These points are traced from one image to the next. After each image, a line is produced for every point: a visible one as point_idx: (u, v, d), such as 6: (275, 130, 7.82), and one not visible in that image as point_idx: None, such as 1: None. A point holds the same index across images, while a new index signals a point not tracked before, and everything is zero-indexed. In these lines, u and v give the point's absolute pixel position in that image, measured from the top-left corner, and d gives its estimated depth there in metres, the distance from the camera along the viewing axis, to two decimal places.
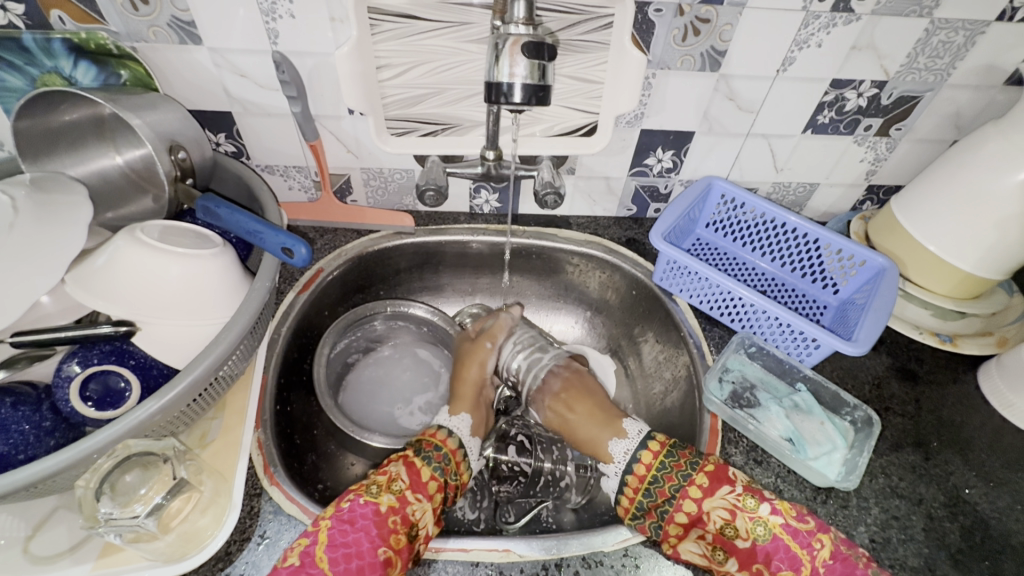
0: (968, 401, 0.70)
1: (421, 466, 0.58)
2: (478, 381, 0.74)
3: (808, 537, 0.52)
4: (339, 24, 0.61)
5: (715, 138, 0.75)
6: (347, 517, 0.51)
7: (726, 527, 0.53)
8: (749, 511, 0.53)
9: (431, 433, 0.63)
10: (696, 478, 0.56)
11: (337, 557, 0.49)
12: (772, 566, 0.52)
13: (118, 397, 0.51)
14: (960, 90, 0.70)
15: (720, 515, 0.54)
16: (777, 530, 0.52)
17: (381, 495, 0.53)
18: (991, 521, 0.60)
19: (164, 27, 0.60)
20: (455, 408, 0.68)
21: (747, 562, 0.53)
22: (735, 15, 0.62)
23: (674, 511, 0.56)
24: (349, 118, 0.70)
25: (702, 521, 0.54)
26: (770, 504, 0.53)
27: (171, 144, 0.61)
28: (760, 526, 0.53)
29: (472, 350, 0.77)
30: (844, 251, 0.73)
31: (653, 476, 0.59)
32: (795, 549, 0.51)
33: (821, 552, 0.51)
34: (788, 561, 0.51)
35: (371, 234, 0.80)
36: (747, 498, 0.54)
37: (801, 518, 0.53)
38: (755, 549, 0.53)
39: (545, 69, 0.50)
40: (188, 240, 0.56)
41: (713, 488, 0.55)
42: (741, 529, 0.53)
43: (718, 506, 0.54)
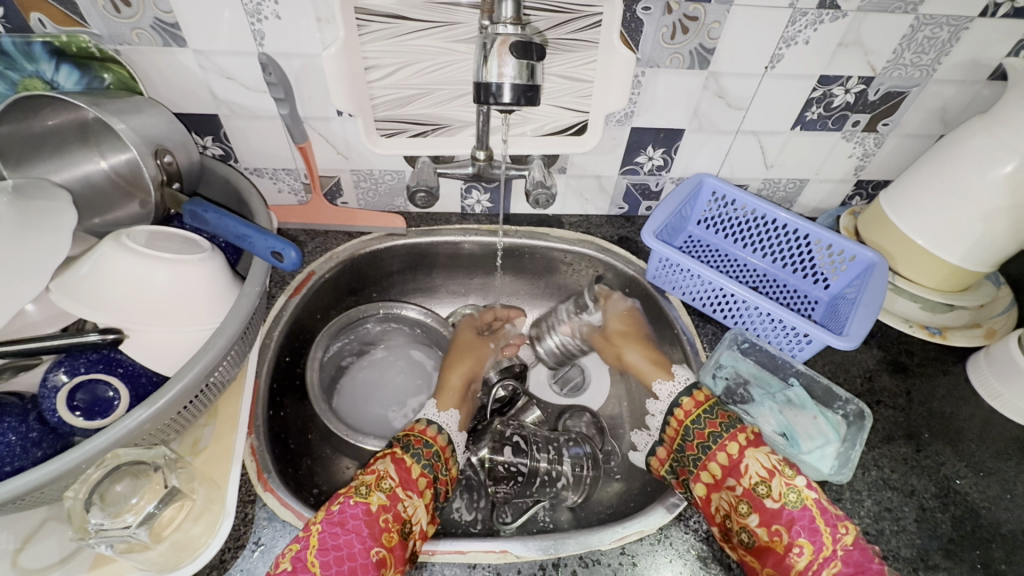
0: (958, 392, 0.71)
1: (411, 463, 0.58)
2: (462, 382, 0.74)
3: (835, 519, 0.52)
4: (325, 25, 0.60)
5: (705, 136, 0.76)
6: (337, 520, 0.51)
7: (761, 482, 0.54)
8: (788, 476, 0.54)
9: (420, 428, 0.63)
10: (744, 433, 0.58)
11: (329, 560, 0.48)
12: (793, 531, 0.52)
13: (106, 406, 0.51)
14: (945, 85, 0.70)
15: (760, 469, 0.55)
16: (809, 502, 0.53)
17: (371, 495, 0.53)
18: (981, 511, 0.61)
19: (148, 29, 0.60)
20: (441, 403, 0.69)
21: (769, 522, 0.53)
22: (723, 13, 0.62)
23: (716, 451, 0.57)
24: (338, 120, 0.70)
25: (739, 470, 0.55)
26: (807, 479, 0.54)
27: (156, 148, 0.60)
28: (793, 493, 0.53)
29: (475, 348, 0.80)
30: (835, 246, 0.74)
31: (699, 414, 0.61)
32: (820, 524, 0.52)
33: (845, 537, 0.51)
34: (808, 531, 0.52)
35: (362, 237, 0.80)
36: (788, 465, 0.55)
37: (831, 503, 0.54)
38: (782, 511, 0.53)
39: (535, 69, 0.49)
40: (176, 245, 0.56)
41: (757, 444, 0.57)
42: (774, 490, 0.54)
43: (760, 462, 0.55)
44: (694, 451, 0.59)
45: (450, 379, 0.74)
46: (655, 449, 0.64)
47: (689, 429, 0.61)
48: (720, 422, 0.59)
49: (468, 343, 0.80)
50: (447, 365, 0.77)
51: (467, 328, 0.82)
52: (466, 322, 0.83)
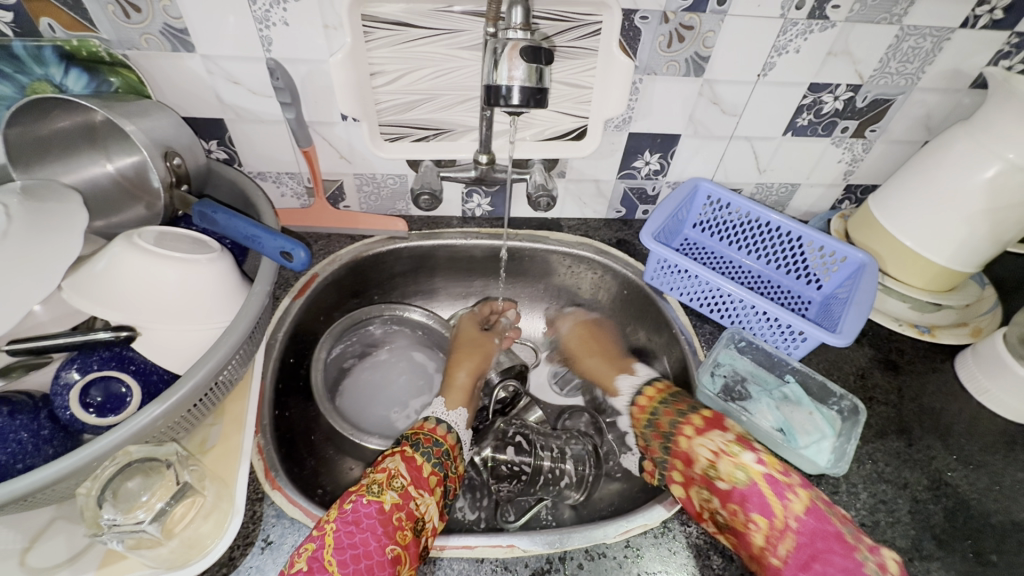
0: (946, 388, 0.73)
1: (422, 462, 0.59)
2: (471, 378, 0.76)
3: (785, 488, 0.55)
4: (332, 32, 0.62)
5: (700, 141, 0.78)
6: (351, 519, 0.51)
7: (709, 466, 0.59)
8: (733, 455, 0.58)
9: (430, 428, 0.65)
10: (693, 426, 0.63)
11: (346, 559, 0.49)
12: (744, 507, 0.55)
13: (118, 402, 0.51)
14: (928, 93, 0.73)
15: (707, 452, 0.60)
16: (756, 477, 0.56)
17: (383, 494, 0.54)
18: (972, 502, 0.63)
19: (157, 35, 0.61)
20: (449, 402, 0.71)
21: (725, 503, 0.57)
22: (717, 23, 0.64)
23: (674, 448, 0.63)
24: (342, 125, 0.71)
25: (692, 460, 0.61)
26: (754, 454, 0.57)
27: (166, 150, 0.61)
28: (741, 471, 0.57)
29: (480, 344, 0.82)
30: (826, 248, 0.76)
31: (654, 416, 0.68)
32: (768, 496, 0.55)
33: (794, 504, 0.54)
34: (759, 506, 0.55)
35: (365, 239, 0.81)
36: (734, 444, 0.59)
37: (784, 473, 0.56)
38: (733, 490, 0.56)
39: (543, 73, 0.51)
40: (186, 245, 0.56)
41: (706, 431, 0.61)
42: (722, 471, 0.58)
43: (707, 448, 0.60)
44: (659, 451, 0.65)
45: (457, 376, 0.76)
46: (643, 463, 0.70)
47: (650, 432, 0.67)
48: (672, 420, 0.66)
49: (472, 338, 0.82)
50: (453, 361, 0.79)
51: (470, 324, 0.84)
52: (468, 316, 0.85)
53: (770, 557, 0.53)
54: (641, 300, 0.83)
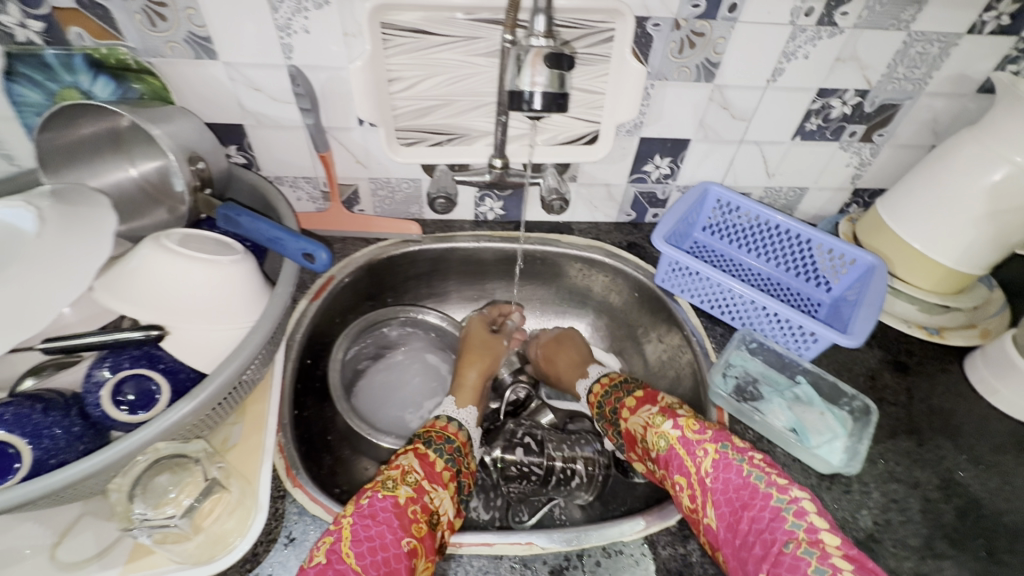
0: (956, 389, 0.74)
1: (435, 458, 0.60)
2: (480, 379, 0.77)
3: (696, 446, 0.58)
4: (352, 39, 0.63)
5: (710, 145, 0.79)
6: (367, 512, 0.52)
7: (642, 439, 0.63)
8: (656, 426, 0.62)
9: (442, 425, 0.66)
10: (633, 403, 0.68)
11: (362, 551, 0.49)
12: (670, 473, 0.59)
13: (149, 399, 0.52)
14: (936, 98, 0.75)
15: (638, 426, 0.64)
16: (674, 442, 0.59)
17: (398, 488, 0.55)
18: (984, 501, 0.64)
19: (181, 43, 0.62)
20: (460, 401, 0.72)
21: (661, 471, 0.60)
22: (728, 29, 0.66)
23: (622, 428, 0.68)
24: (359, 130, 0.73)
25: (634, 436, 0.65)
26: (673, 420, 0.61)
27: (191, 155, 0.62)
28: (662, 438, 0.61)
29: (490, 346, 0.82)
30: (836, 250, 0.77)
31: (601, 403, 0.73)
32: (683, 456, 0.58)
33: (703, 460, 0.56)
34: (679, 467, 0.58)
35: (379, 242, 0.82)
36: (657, 415, 0.63)
37: (698, 432, 0.59)
38: (661, 458, 0.60)
39: (565, 79, 0.53)
40: (210, 246, 0.58)
41: (638, 409, 0.66)
42: (650, 442, 0.62)
43: (639, 422, 0.65)
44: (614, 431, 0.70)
45: (467, 376, 0.76)
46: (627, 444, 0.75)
47: (603, 418, 0.73)
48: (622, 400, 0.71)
49: (479, 339, 0.82)
50: (464, 362, 0.79)
51: (479, 326, 0.84)
52: (476, 317, 0.86)
53: (702, 518, 0.55)
54: (652, 302, 0.83)
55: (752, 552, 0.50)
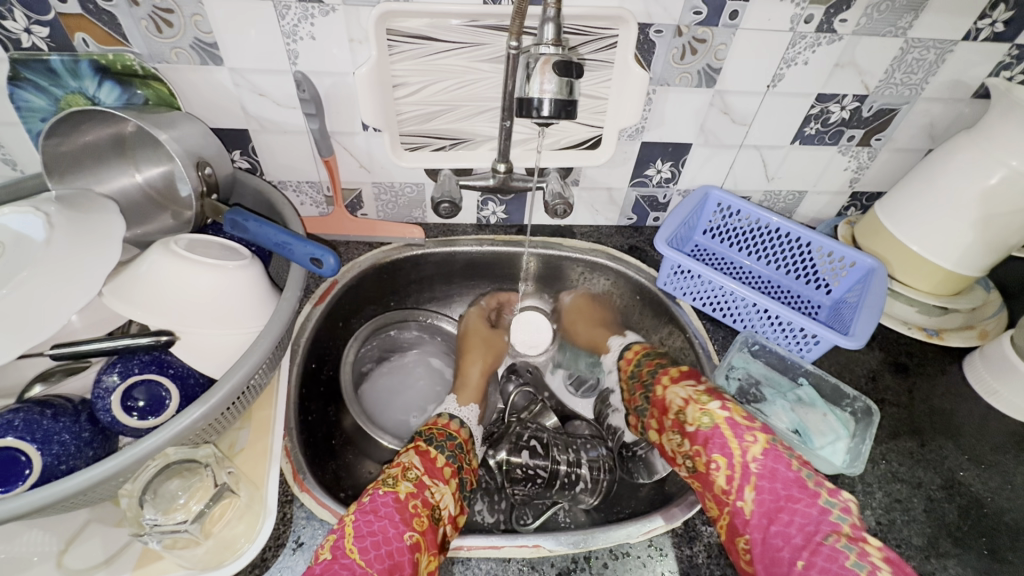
0: (956, 390, 0.75)
1: (436, 454, 0.64)
2: (483, 376, 0.86)
3: (745, 430, 0.61)
4: (357, 45, 0.64)
5: (711, 150, 0.80)
6: (369, 509, 0.53)
7: (681, 412, 0.66)
8: (701, 403, 0.65)
9: (444, 423, 0.70)
10: (674, 377, 0.70)
11: (365, 546, 0.50)
12: (709, 449, 0.61)
13: (158, 405, 0.52)
14: (932, 103, 0.76)
15: (678, 399, 0.67)
16: (720, 421, 0.63)
17: (398, 485, 0.57)
18: (986, 500, 0.64)
19: (187, 49, 0.63)
20: (461, 400, 0.82)
21: (693, 446, 0.63)
22: (729, 36, 0.67)
23: (655, 399, 0.70)
24: (363, 135, 0.73)
25: (669, 409, 0.68)
26: (721, 402, 0.64)
27: (198, 160, 0.63)
28: (707, 416, 0.63)
29: (490, 341, 0.89)
30: (836, 253, 0.78)
31: (636, 369, 0.77)
32: (728, 437, 0.61)
33: (752, 446, 0.60)
34: (720, 446, 0.61)
35: (383, 247, 0.82)
36: (703, 393, 0.65)
37: (746, 419, 0.63)
38: (699, 433, 0.63)
39: (574, 86, 0.53)
40: (216, 252, 0.58)
41: (680, 382, 0.69)
42: (690, 416, 0.64)
43: (680, 395, 0.67)
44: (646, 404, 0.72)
45: (470, 376, 0.86)
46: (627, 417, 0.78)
47: (635, 385, 0.76)
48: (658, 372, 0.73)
49: (482, 334, 0.89)
50: (464, 357, 0.88)
51: (478, 321, 0.90)
52: (476, 309, 0.90)
53: (732, 500, 0.58)
54: (654, 305, 0.84)
55: (791, 541, 0.53)
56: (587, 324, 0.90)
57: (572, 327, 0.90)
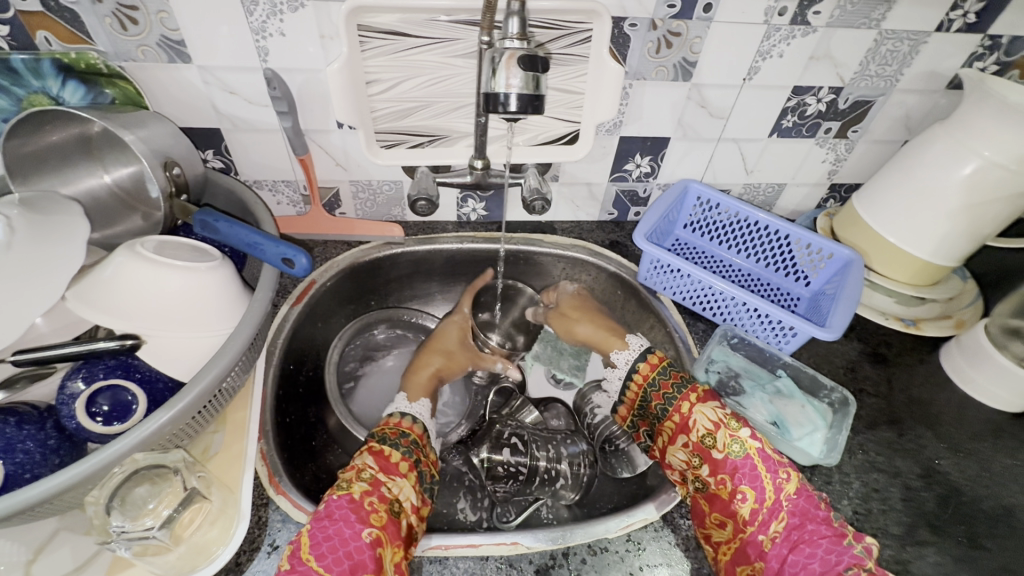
0: (934, 379, 0.75)
1: (390, 451, 0.60)
2: (434, 376, 0.78)
3: (775, 465, 0.58)
4: (328, 41, 0.63)
5: (689, 143, 0.80)
6: (324, 514, 0.52)
7: (707, 435, 0.60)
8: (732, 428, 0.60)
9: (396, 421, 0.64)
10: (697, 394, 0.64)
11: (323, 552, 0.49)
12: (737, 479, 0.58)
13: (124, 411, 0.51)
14: (908, 94, 0.76)
15: (706, 423, 0.61)
16: (751, 451, 0.58)
17: (352, 486, 0.55)
18: (962, 488, 0.65)
19: (154, 46, 0.61)
20: (411, 395, 0.73)
21: (716, 471, 0.59)
22: (704, 29, 0.66)
23: (672, 413, 0.64)
24: (338, 132, 0.72)
25: (688, 427, 0.62)
26: (751, 430, 0.60)
27: (166, 160, 0.62)
28: (737, 443, 0.59)
29: (455, 349, 0.82)
30: (814, 245, 0.78)
31: (655, 376, 0.68)
32: (760, 471, 0.57)
33: (785, 483, 0.57)
34: (749, 477, 0.57)
35: (361, 246, 0.81)
36: (733, 418, 0.61)
37: (776, 453, 0.59)
38: (726, 460, 0.59)
39: (540, 80, 0.53)
40: (185, 254, 0.57)
41: (707, 402, 0.63)
42: (719, 442, 0.60)
43: (707, 417, 0.61)
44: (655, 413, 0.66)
45: (417, 374, 0.77)
46: (617, 407, 0.74)
47: (649, 391, 0.68)
48: (675, 383, 0.66)
49: (446, 342, 0.82)
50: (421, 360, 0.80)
51: (455, 328, 0.83)
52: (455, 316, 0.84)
53: (753, 530, 0.56)
54: (636, 300, 0.84)
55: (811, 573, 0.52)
56: (591, 321, 0.81)
57: (576, 321, 0.82)
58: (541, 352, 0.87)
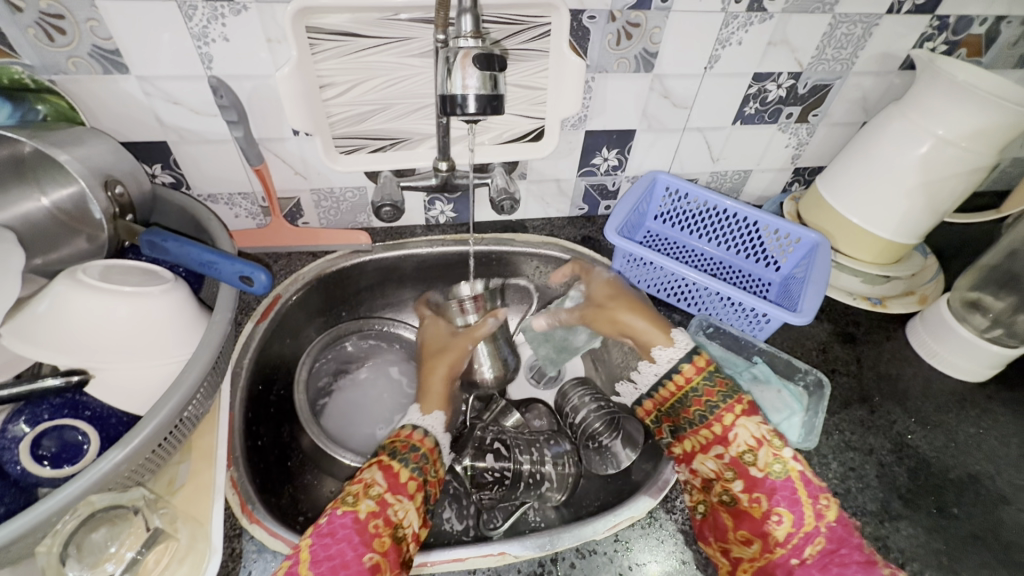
0: (901, 355, 0.77)
1: (399, 468, 0.56)
2: (446, 381, 0.71)
3: (818, 491, 0.52)
4: (275, 45, 0.60)
5: (655, 135, 0.80)
6: (326, 531, 0.50)
7: (748, 451, 0.54)
8: (776, 447, 0.54)
9: (407, 433, 0.61)
10: (740, 403, 0.57)
11: (322, 570, 0.47)
12: (774, 500, 0.52)
13: (74, 451, 0.48)
14: (864, 76, 0.77)
15: (746, 438, 0.55)
16: (793, 473, 0.53)
17: (358, 503, 0.52)
18: (932, 460, 0.67)
19: (86, 57, 0.57)
20: (425, 407, 0.67)
21: (750, 489, 0.53)
22: (662, 19, 0.66)
23: (711, 421, 0.57)
24: (294, 139, 0.69)
25: (728, 439, 0.56)
26: (795, 451, 0.54)
27: (106, 179, 0.58)
28: (779, 464, 0.53)
29: (448, 344, 0.76)
30: (781, 230, 0.79)
31: (699, 380, 0.60)
32: (801, 495, 0.52)
33: (826, 511, 0.51)
34: (789, 501, 0.52)
35: (327, 256, 0.79)
36: (777, 436, 0.55)
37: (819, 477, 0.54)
38: (766, 480, 0.53)
39: (497, 80, 0.51)
40: (135, 278, 0.54)
41: (750, 414, 0.56)
42: (760, 460, 0.54)
43: (749, 431, 0.55)
44: (689, 416, 0.59)
45: (430, 384, 0.70)
46: (642, 401, 0.65)
47: (688, 394, 0.60)
48: (718, 389, 0.59)
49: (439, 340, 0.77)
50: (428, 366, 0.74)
51: (435, 328, 0.79)
52: (432, 319, 0.80)
53: (784, 555, 0.51)
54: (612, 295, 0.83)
55: None
56: (632, 308, 0.72)
57: (617, 310, 0.73)
58: (531, 333, 0.83)
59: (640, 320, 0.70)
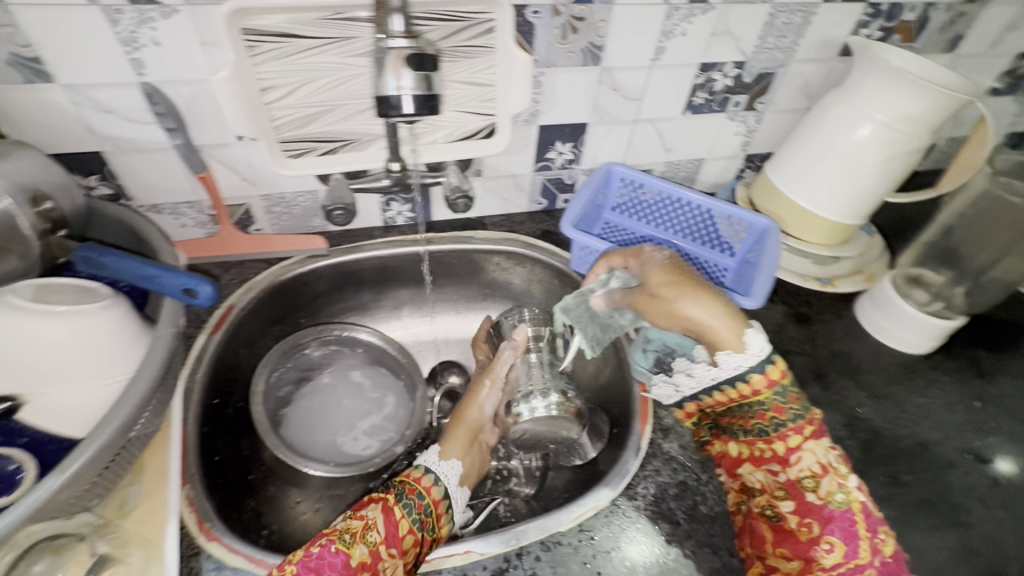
0: (851, 332, 0.80)
1: (401, 517, 0.55)
2: (473, 431, 0.67)
3: (877, 524, 0.55)
4: (211, 49, 0.58)
5: (607, 127, 0.80)
6: (314, 565, 0.50)
7: (810, 477, 0.56)
8: (841, 477, 0.55)
9: (416, 477, 0.60)
10: (810, 425, 0.57)
11: None
12: (827, 528, 0.55)
13: (8, 483, 0.46)
14: (806, 64, 0.79)
15: (810, 467, 0.56)
16: (854, 505, 0.55)
17: (353, 546, 0.52)
18: (884, 431, 0.70)
19: (5, 66, 0.54)
20: (444, 450, 0.64)
21: (804, 514, 0.56)
22: (606, 12, 0.66)
23: (774, 439, 0.58)
24: (238, 145, 0.67)
25: (789, 461, 0.57)
26: (859, 482, 0.56)
27: (35, 195, 0.56)
28: (841, 494, 0.55)
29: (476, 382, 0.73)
30: (734, 216, 0.80)
31: (770, 394, 0.58)
32: (859, 529, 0.54)
33: (883, 547, 0.54)
34: (843, 531, 0.54)
35: (282, 262, 0.77)
36: (844, 465, 0.56)
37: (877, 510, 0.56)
38: (827, 508, 0.55)
39: (432, 79, 0.51)
40: (71, 295, 0.52)
41: (817, 439, 0.57)
42: (822, 488, 0.56)
43: (815, 457, 0.56)
44: (747, 426, 0.60)
45: (455, 429, 0.67)
46: (684, 402, 0.66)
47: (752, 407, 0.59)
48: (789, 407, 0.58)
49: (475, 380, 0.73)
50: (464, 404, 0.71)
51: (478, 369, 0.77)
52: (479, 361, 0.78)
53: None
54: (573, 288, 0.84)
55: None
56: (697, 303, 0.61)
57: (678, 299, 0.62)
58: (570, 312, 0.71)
59: (707, 318, 0.60)
